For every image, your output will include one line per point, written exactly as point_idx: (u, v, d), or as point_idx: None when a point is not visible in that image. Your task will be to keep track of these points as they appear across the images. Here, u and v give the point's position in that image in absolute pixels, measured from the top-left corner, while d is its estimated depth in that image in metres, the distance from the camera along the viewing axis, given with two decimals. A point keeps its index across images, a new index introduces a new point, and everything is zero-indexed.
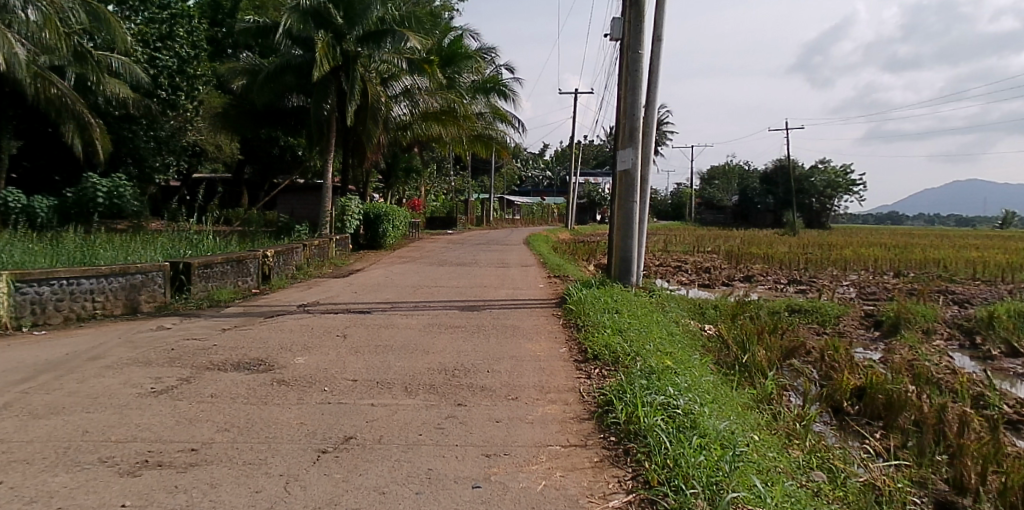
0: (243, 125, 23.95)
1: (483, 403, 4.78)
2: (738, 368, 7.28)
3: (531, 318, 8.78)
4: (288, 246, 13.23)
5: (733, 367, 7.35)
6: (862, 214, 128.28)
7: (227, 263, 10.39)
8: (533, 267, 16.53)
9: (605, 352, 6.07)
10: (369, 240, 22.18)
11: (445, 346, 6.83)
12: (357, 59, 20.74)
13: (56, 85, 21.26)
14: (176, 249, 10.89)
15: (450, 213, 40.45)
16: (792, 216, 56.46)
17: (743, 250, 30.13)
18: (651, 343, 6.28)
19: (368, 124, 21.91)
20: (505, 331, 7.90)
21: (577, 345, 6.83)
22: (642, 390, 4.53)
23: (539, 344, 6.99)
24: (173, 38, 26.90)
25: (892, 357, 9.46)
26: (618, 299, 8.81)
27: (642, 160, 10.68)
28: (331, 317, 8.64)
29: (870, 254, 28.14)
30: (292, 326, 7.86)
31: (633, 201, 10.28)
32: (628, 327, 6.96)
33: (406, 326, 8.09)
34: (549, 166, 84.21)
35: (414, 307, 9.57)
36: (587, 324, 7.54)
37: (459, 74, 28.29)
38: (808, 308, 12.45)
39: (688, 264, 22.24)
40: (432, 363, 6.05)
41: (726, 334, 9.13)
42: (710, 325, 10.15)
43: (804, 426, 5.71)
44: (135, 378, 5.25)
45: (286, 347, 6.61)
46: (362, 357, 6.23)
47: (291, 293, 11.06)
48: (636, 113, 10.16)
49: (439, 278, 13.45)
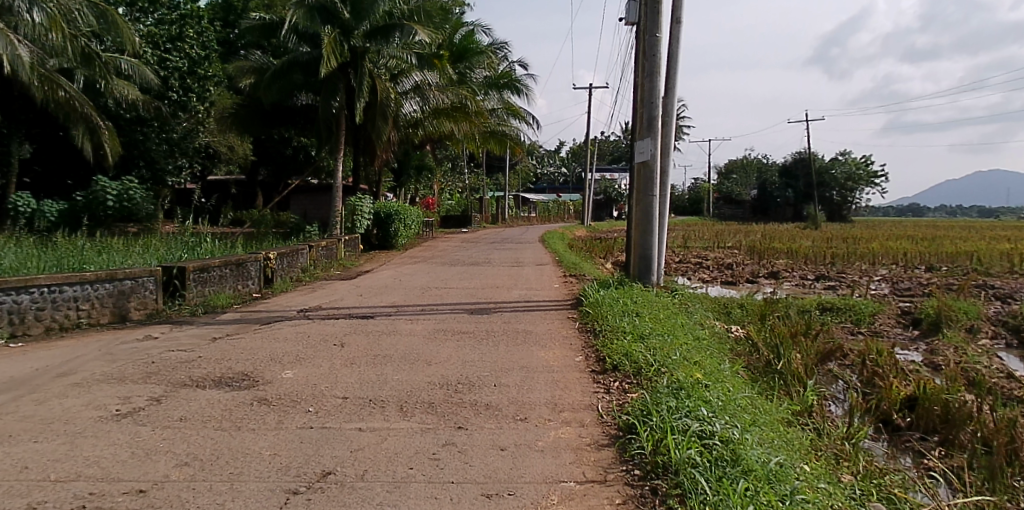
0: (252, 125, 23.57)
1: (487, 426, 4.18)
2: (772, 377, 6.58)
3: (544, 322, 8.16)
4: (294, 247, 12.75)
5: (769, 376, 6.63)
6: (882, 207, 125.74)
7: (225, 266, 9.92)
8: (548, 265, 15.87)
9: (626, 363, 5.42)
10: (380, 240, 21.64)
11: (450, 355, 6.24)
12: (365, 55, 20.26)
13: (63, 87, 21.03)
14: (174, 252, 10.42)
15: (465, 211, 39.91)
16: (814, 209, 55.08)
17: (766, 245, 29.13)
18: (677, 351, 5.61)
19: (378, 121, 21.41)
20: (516, 337, 7.28)
21: (594, 353, 6.18)
22: (670, 411, 3.87)
23: (553, 352, 6.35)
24: (183, 39, 26.45)
25: (938, 359, 8.65)
26: (638, 300, 8.13)
27: (662, 150, 9.98)
28: (331, 323, 8.10)
29: (900, 248, 27.01)
30: (287, 334, 7.33)
31: (652, 195, 9.60)
32: (651, 333, 6.29)
33: (410, 332, 7.51)
34: (566, 163, 83.27)
35: (420, 312, 8.99)
36: (605, 329, 6.88)
37: (471, 69, 27.74)
38: (840, 306, 11.63)
39: (709, 261, 21.42)
40: (433, 376, 5.45)
41: (756, 336, 8.40)
42: (738, 327, 9.41)
43: (855, 446, 5.01)
44: (102, 398, 4.72)
45: (275, 359, 6.06)
46: (357, 369, 5.66)
47: (294, 298, 10.55)
48: (655, 100, 9.51)
49: (449, 279, 12.87)
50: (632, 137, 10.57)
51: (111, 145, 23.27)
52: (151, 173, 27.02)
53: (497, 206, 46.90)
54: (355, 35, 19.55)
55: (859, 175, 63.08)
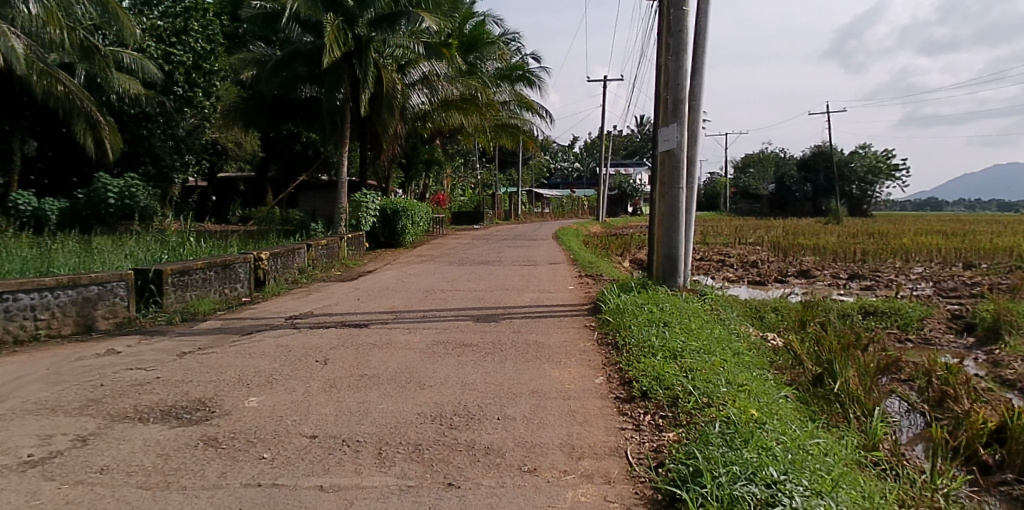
0: (255, 118, 22.79)
1: (484, 482, 3.24)
2: (828, 404, 5.58)
3: (559, 332, 7.21)
4: (290, 247, 11.89)
5: (825, 401, 5.63)
6: (902, 202, 123.17)
7: (210, 269, 9.12)
8: (563, 264, 14.91)
9: (658, 390, 4.45)
10: (387, 237, 20.72)
11: (448, 376, 5.32)
12: (370, 44, 19.34)
13: (62, 82, 20.36)
14: (156, 253, 9.59)
15: (476, 207, 38.99)
16: (836, 204, 53.52)
17: (788, 241, 27.93)
18: (721, 373, 4.65)
19: (384, 113, 20.52)
20: (526, 351, 6.31)
21: (618, 374, 5.22)
22: (729, 473, 2.88)
23: (568, 372, 5.40)
24: (188, 32, 25.69)
25: (1007, 374, 7.57)
26: (665, 307, 7.15)
27: (690, 137, 8.98)
28: (319, 334, 7.19)
29: (933, 243, 25.64)
30: (265, 348, 6.43)
31: (678, 188, 8.61)
32: (687, 349, 5.31)
33: (405, 345, 6.57)
34: (580, 158, 81.63)
35: (420, 319, 8.10)
36: (628, 344, 5.90)
37: (481, 60, 26.77)
38: (885, 309, 10.51)
39: (733, 258, 20.28)
40: (424, 406, 4.51)
41: (800, 348, 7.37)
42: (776, 336, 8.39)
43: (949, 499, 4.01)
44: (16, 438, 3.86)
45: (243, 382, 5.17)
46: (336, 396, 4.74)
47: (285, 302, 9.68)
48: (682, 81, 8.53)
49: (456, 280, 11.95)
50: (654, 126, 9.60)
51: (112, 141, 22.69)
52: (157, 169, 26.36)
53: (510, 202, 45.94)
54: (359, 24, 18.68)
55: (880, 168, 61.41)
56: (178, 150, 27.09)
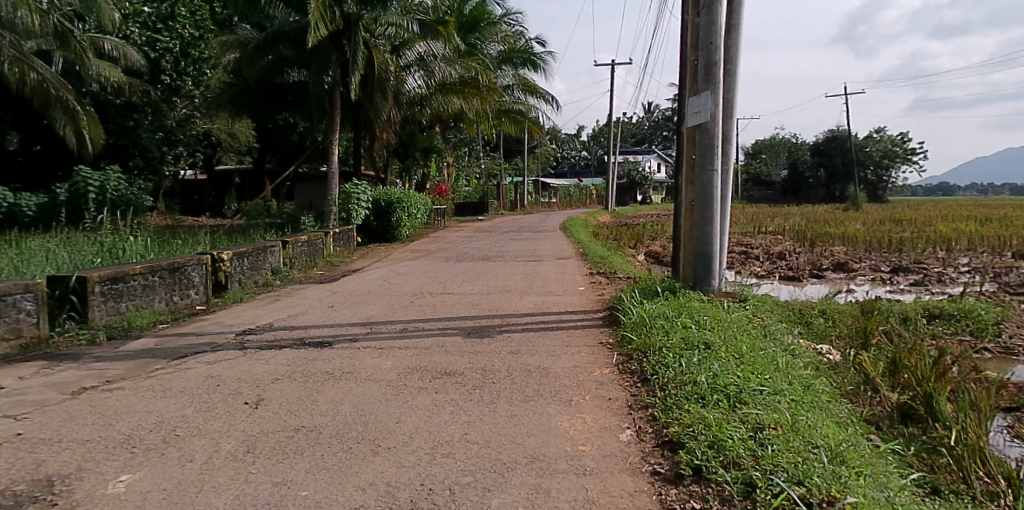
0: (241, 106, 21.39)
1: None
2: (941, 472, 4.03)
3: (567, 353, 5.68)
4: (260, 246, 10.39)
5: (934, 468, 4.10)
6: (913, 188, 120.72)
7: (151, 274, 7.70)
8: (571, 260, 13.39)
9: (722, 472, 2.92)
10: (381, 231, 19.24)
11: (414, 430, 3.82)
12: (359, 22, 17.63)
13: (36, 69, 18.81)
14: (92, 251, 8.16)
15: (481, 198, 37.44)
16: (854, 189, 51.65)
17: (813, 229, 26.19)
18: (813, 439, 3.14)
19: (376, 97, 18.93)
20: (526, 383, 4.82)
21: (651, 427, 3.73)
22: None
23: (580, 421, 3.92)
24: (175, 18, 23.84)
25: None
26: (704, 321, 5.62)
27: (726, 111, 7.41)
28: (266, 358, 5.73)
29: (969, 230, 23.87)
30: (188, 383, 4.98)
31: (712, 170, 7.04)
32: (749, 393, 3.77)
33: (370, 375, 5.10)
34: (588, 146, 79.82)
35: (399, 334, 6.64)
36: (662, 378, 4.39)
37: (482, 41, 25.14)
38: (952, 311, 8.86)
39: (755, 249, 18.68)
40: (371, 493, 3.01)
41: (874, 372, 5.83)
42: (834, 351, 6.86)
43: None
44: None
45: (128, 445, 3.70)
46: (245, 472, 3.27)
47: (246, 311, 8.23)
48: (716, 40, 6.92)
49: (450, 281, 10.46)
50: (679, 97, 8.03)
51: (92, 132, 21.26)
52: (145, 162, 24.90)
53: (516, 191, 44.40)
54: (347, 0, 16.87)
55: (896, 152, 59.53)
56: (167, 141, 25.82)
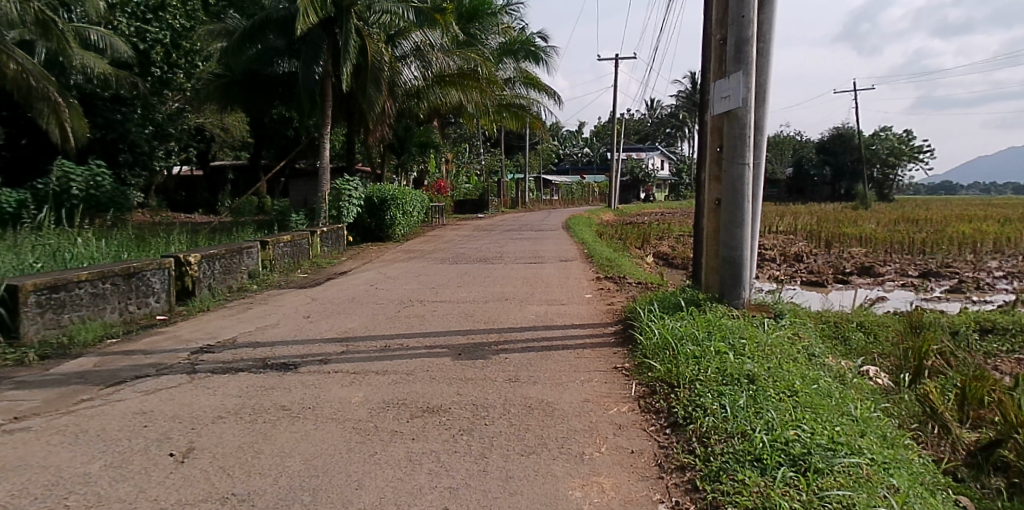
0: (230, 98, 20.42)
1: None
2: None
3: (576, 381, 4.74)
4: (235, 247, 9.45)
5: None
6: (919, 187, 119.25)
7: (100, 280, 6.74)
8: (576, 263, 12.40)
9: None
10: (374, 230, 18.26)
11: (376, 505, 2.87)
12: (351, 8, 16.61)
13: (16, 59, 17.37)
14: (37, 255, 7.21)
15: (481, 195, 36.45)
16: (862, 187, 50.56)
17: (827, 229, 25.12)
18: None
19: (369, 88, 17.94)
20: (527, 425, 3.87)
21: (694, 503, 2.78)
22: None
23: (598, 490, 2.98)
24: (165, 8, 23.03)
25: None
26: (740, 345, 4.67)
27: (757, 98, 6.44)
28: (216, 387, 4.78)
29: (990, 231, 22.85)
30: (108, 424, 4.02)
31: (743, 163, 6.08)
32: (826, 459, 2.82)
33: (336, 412, 4.15)
34: (591, 143, 78.92)
35: (380, 354, 5.69)
36: (700, 427, 3.45)
37: (482, 32, 24.13)
38: (1007, 324, 7.88)
39: (770, 250, 17.69)
40: None
41: (942, 406, 4.85)
42: (884, 373, 5.91)
43: None
44: None
45: None
46: None
47: (209, 322, 7.28)
48: (749, 13, 5.94)
49: (444, 287, 9.48)
50: (701, 82, 7.04)
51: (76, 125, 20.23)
52: (134, 157, 23.90)
53: (518, 189, 43.37)
54: None
55: (902, 149, 58.49)
56: (157, 136, 24.85)
